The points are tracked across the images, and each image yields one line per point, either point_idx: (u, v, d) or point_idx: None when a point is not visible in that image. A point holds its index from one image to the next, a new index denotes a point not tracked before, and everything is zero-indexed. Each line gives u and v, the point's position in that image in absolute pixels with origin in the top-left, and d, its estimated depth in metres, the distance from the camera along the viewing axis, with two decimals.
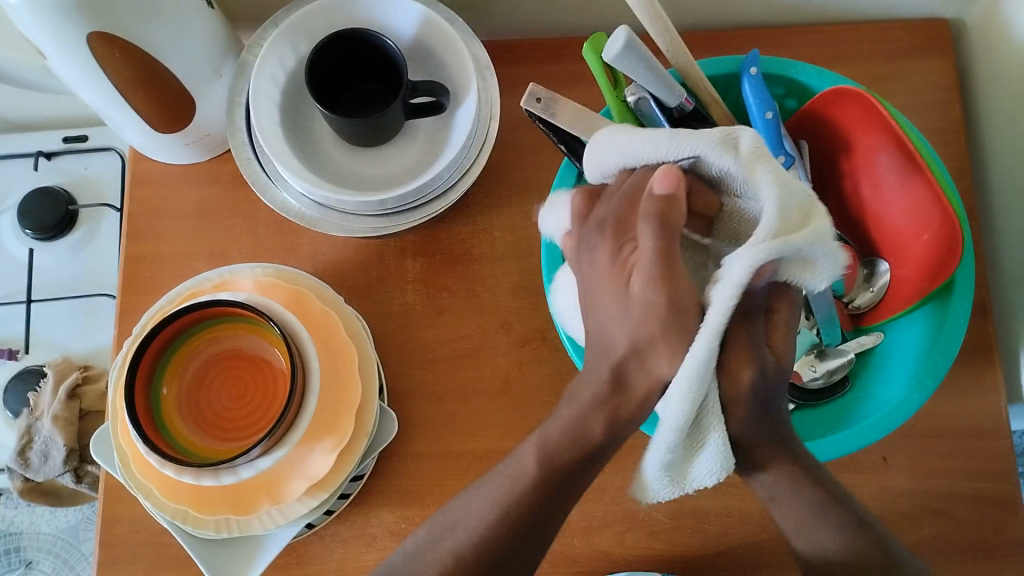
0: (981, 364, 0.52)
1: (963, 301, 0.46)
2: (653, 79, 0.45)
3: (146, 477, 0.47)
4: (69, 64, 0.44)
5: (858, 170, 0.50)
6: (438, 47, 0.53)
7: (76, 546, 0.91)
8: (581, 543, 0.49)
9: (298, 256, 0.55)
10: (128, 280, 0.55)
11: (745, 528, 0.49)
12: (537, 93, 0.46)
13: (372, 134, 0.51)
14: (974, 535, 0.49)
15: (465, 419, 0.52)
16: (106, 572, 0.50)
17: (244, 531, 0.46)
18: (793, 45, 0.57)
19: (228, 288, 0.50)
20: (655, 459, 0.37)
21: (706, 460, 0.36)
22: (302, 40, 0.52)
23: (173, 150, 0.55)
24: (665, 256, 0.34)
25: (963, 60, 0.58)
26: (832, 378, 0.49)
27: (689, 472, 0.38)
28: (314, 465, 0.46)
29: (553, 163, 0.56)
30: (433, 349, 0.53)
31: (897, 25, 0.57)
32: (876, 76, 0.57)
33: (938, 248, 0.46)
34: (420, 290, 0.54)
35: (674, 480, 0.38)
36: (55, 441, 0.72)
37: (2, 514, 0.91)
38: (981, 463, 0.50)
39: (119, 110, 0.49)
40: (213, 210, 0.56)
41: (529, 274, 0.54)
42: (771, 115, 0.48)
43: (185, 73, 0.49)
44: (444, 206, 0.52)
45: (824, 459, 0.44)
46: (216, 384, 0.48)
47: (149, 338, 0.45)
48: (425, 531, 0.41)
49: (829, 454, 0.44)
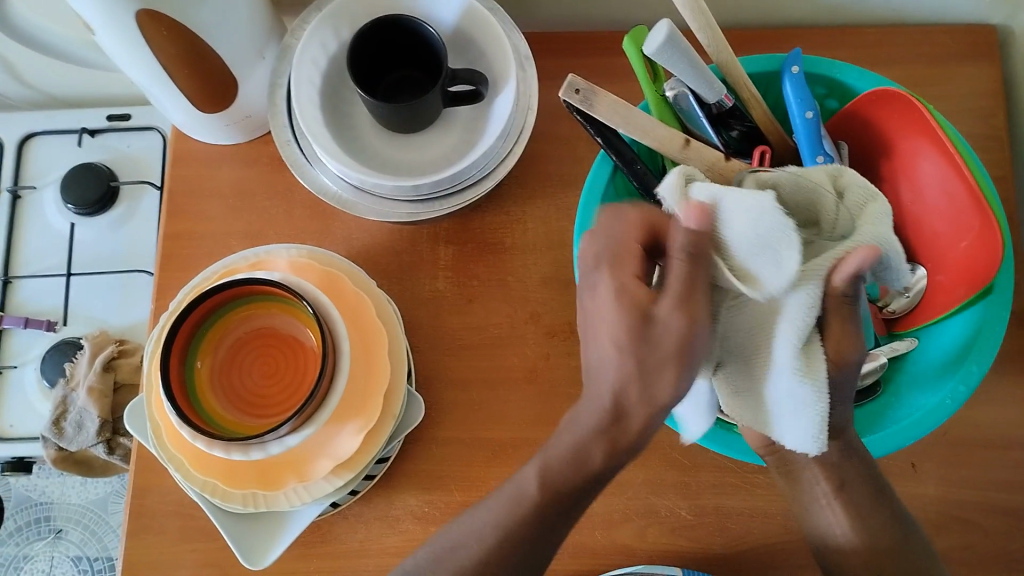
0: (1013, 375, 0.52)
1: (999, 307, 0.45)
2: (693, 75, 0.45)
3: (178, 450, 0.47)
4: (118, 42, 0.45)
5: (897, 175, 0.50)
6: (478, 35, 0.54)
7: (104, 518, 0.93)
8: (601, 535, 0.49)
9: (332, 240, 0.56)
10: (166, 257, 0.56)
11: (764, 529, 0.49)
12: (576, 84, 0.45)
13: (408, 120, 0.52)
14: (998, 546, 0.49)
15: (491, 408, 0.52)
16: (135, 541, 0.51)
17: (270, 506, 0.47)
18: (836, 45, 0.57)
19: (263, 267, 0.51)
20: (782, 396, 0.37)
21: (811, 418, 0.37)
22: (345, 25, 0.53)
23: (214, 130, 0.55)
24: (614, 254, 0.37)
25: (1010, 68, 0.58)
26: (861, 382, 0.47)
27: (789, 425, 0.38)
28: (341, 445, 0.46)
29: (588, 156, 0.56)
30: (462, 337, 0.53)
31: (941, 29, 0.57)
32: (918, 79, 0.56)
33: (977, 253, 0.45)
34: (451, 278, 0.54)
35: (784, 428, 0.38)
36: (89, 413, 0.73)
37: (34, 483, 0.93)
38: (1009, 474, 0.50)
39: (163, 88, 0.50)
40: (251, 190, 0.57)
41: (560, 266, 0.54)
42: (811, 114, 0.47)
43: (229, 53, 0.50)
44: (478, 193, 0.52)
45: (876, 456, 0.45)
46: (248, 362, 0.48)
47: (187, 312, 0.46)
48: (429, 549, 0.42)
49: (880, 451, 0.45)
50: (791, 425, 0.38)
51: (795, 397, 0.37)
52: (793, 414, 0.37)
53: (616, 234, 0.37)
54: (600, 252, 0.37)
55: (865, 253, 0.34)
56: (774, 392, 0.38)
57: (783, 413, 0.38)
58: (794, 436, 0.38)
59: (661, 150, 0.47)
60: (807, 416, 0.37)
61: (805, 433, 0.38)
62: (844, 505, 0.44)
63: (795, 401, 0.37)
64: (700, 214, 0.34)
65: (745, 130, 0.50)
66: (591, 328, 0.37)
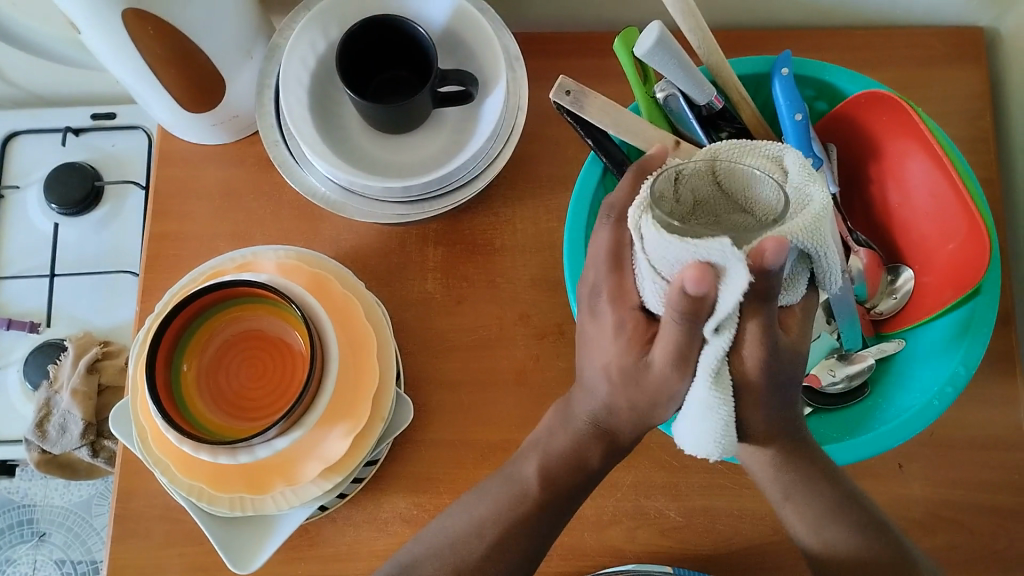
0: (1000, 376, 0.52)
1: (987, 309, 0.45)
2: (684, 77, 0.45)
3: (164, 453, 0.47)
4: (104, 42, 0.44)
5: (886, 176, 0.50)
6: (469, 36, 0.54)
7: (88, 520, 0.92)
8: (591, 538, 0.49)
9: (319, 241, 0.55)
10: (152, 257, 0.56)
11: (754, 530, 0.49)
12: (566, 85, 0.45)
13: (397, 121, 0.51)
14: (986, 546, 0.49)
15: (479, 410, 0.52)
16: (120, 545, 0.51)
17: (258, 510, 0.46)
18: (826, 46, 0.57)
19: (251, 269, 0.50)
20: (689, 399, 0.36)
21: (708, 430, 0.36)
22: (333, 24, 0.52)
23: (199, 130, 0.55)
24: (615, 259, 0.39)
25: (997, 70, 0.58)
26: (850, 383, 0.49)
27: (693, 429, 0.37)
28: (329, 448, 0.46)
29: (577, 157, 0.56)
30: (451, 338, 0.53)
31: (929, 31, 0.57)
32: (907, 81, 0.56)
33: (964, 256, 0.46)
34: (440, 280, 0.54)
35: (688, 429, 0.37)
36: (73, 416, 0.73)
37: (17, 485, 0.92)
38: (997, 475, 0.50)
39: (148, 87, 0.49)
40: (238, 190, 0.57)
41: (549, 267, 0.54)
42: (801, 117, 0.47)
43: (215, 51, 0.49)
44: (467, 195, 0.52)
45: (840, 464, 0.43)
46: (235, 363, 0.48)
47: (174, 314, 0.45)
48: (426, 545, 0.43)
49: (844, 458, 0.43)
50: (691, 426, 0.37)
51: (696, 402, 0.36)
52: (697, 419, 0.36)
53: (623, 260, 0.39)
54: (603, 277, 0.40)
55: (775, 244, 0.30)
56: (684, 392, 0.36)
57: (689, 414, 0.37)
58: (695, 439, 0.37)
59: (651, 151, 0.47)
60: (711, 422, 0.36)
61: (709, 442, 0.37)
62: (798, 512, 0.42)
63: (701, 408, 0.35)
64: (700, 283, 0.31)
65: (735, 131, 0.49)
66: (591, 339, 0.41)
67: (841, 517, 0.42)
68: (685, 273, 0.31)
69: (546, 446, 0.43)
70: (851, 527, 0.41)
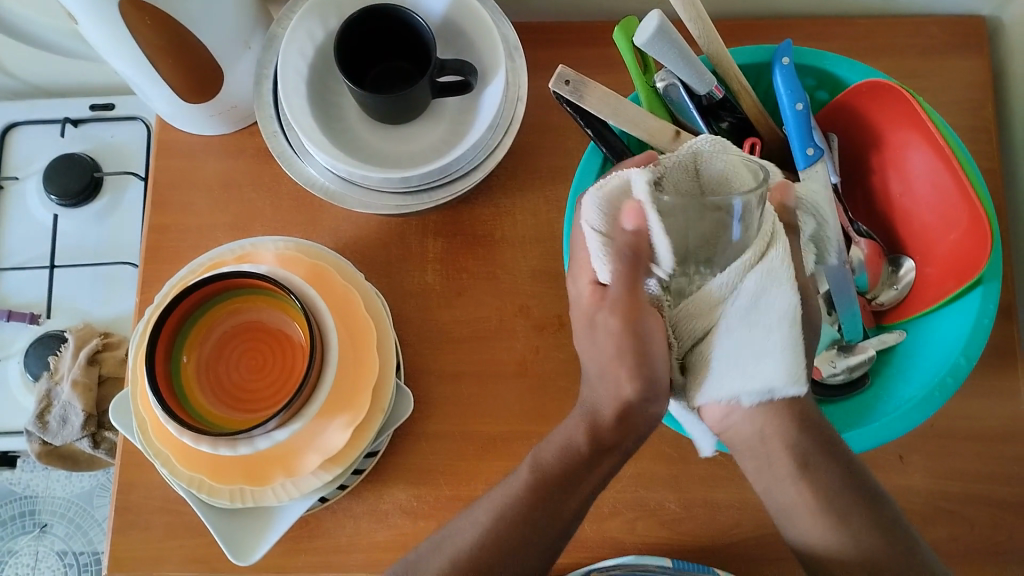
0: (1001, 367, 0.52)
1: (988, 301, 0.44)
2: (684, 67, 0.44)
3: (164, 445, 0.47)
4: (102, 34, 0.44)
5: (888, 167, 0.50)
6: (468, 25, 0.53)
7: (90, 511, 0.92)
8: (591, 529, 0.49)
9: (319, 233, 0.55)
10: (151, 249, 0.56)
11: (754, 521, 0.49)
12: (566, 75, 0.45)
13: (397, 112, 0.51)
14: (986, 538, 0.49)
15: (480, 401, 0.52)
16: (121, 537, 0.51)
17: (259, 501, 0.46)
18: (828, 36, 0.57)
19: (250, 260, 0.50)
20: (766, 343, 0.37)
21: (780, 369, 0.38)
22: (331, 15, 0.52)
23: (198, 121, 0.55)
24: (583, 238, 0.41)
25: (999, 59, 0.58)
26: (851, 374, 0.48)
27: (767, 379, 0.38)
28: (330, 440, 0.46)
29: (577, 147, 0.56)
30: (450, 330, 0.53)
31: (930, 20, 0.57)
32: (908, 70, 0.56)
33: (966, 246, 0.46)
34: (440, 271, 0.54)
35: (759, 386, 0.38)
36: (73, 407, 0.73)
37: (18, 477, 0.92)
38: (998, 466, 0.50)
39: (147, 78, 0.49)
40: (238, 181, 0.56)
41: (549, 258, 0.54)
42: (801, 106, 0.46)
43: (213, 42, 0.49)
44: (466, 186, 0.52)
45: (859, 450, 0.43)
46: (235, 356, 0.48)
47: (172, 307, 0.45)
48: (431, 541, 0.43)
49: (863, 444, 0.43)
50: (765, 374, 0.38)
51: (773, 337, 0.37)
52: (771, 365, 0.38)
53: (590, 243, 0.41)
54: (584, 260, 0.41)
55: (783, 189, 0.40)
56: (755, 340, 0.38)
57: (757, 366, 0.38)
58: (765, 371, 0.38)
59: (650, 142, 0.46)
60: (788, 356, 0.38)
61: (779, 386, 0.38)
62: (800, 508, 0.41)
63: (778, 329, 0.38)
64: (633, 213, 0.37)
65: (736, 121, 0.49)
66: (580, 326, 0.42)
67: None
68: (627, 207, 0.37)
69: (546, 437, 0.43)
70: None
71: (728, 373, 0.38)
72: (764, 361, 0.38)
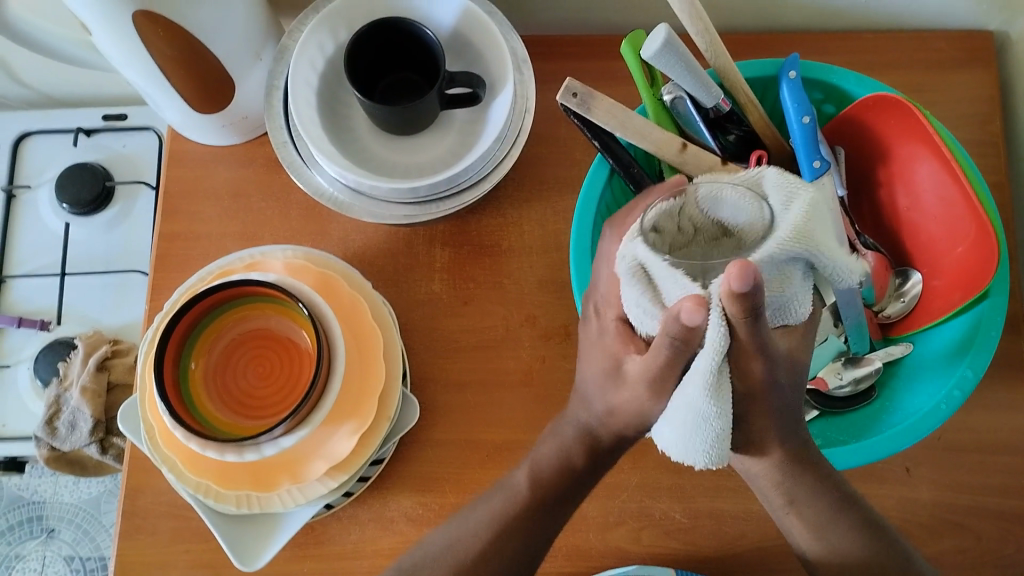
0: (1008, 381, 0.52)
1: (995, 314, 0.44)
2: (691, 80, 0.45)
3: (172, 451, 0.47)
4: (116, 45, 0.45)
5: (894, 180, 0.50)
6: (477, 38, 0.54)
7: (97, 518, 0.92)
8: (596, 539, 0.49)
9: (328, 241, 0.56)
10: (161, 257, 0.56)
11: (759, 532, 0.49)
12: (573, 87, 0.44)
13: (405, 123, 0.52)
14: (993, 551, 0.49)
15: (485, 410, 0.52)
16: (127, 542, 0.51)
17: (264, 507, 0.46)
18: (835, 50, 0.57)
19: (258, 269, 0.50)
20: (692, 420, 0.34)
21: (705, 441, 0.35)
22: (341, 26, 0.53)
23: (209, 131, 0.55)
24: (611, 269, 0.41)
25: (1006, 73, 0.58)
26: (857, 386, 0.49)
27: (695, 448, 0.36)
28: (336, 447, 0.46)
29: (584, 159, 0.56)
30: (458, 339, 0.53)
31: (938, 36, 0.57)
32: (915, 85, 0.56)
33: (973, 260, 0.46)
34: (447, 280, 0.54)
35: (692, 453, 0.36)
36: (82, 413, 0.73)
37: (26, 482, 0.93)
38: (1005, 480, 0.50)
39: (160, 88, 0.50)
40: (248, 191, 0.57)
41: (556, 268, 0.54)
42: (808, 119, 0.46)
43: (225, 53, 0.49)
44: (475, 196, 0.52)
45: (842, 468, 0.43)
46: (242, 363, 0.48)
47: (181, 313, 0.45)
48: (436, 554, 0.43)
49: (846, 463, 0.43)
50: (692, 444, 0.35)
51: (699, 418, 0.34)
52: (694, 433, 0.35)
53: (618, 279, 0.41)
54: (602, 290, 0.41)
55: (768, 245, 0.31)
56: (685, 416, 0.34)
57: (689, 437, 0.35)
58: (691, 443, 0.36)
59: (658, 153, 0.47)
60: (707, 433, 0.35)
61: (707, 456, 0.36)
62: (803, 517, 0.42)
63: (696, 414, 0.34)
64: (695, 313, 0.30)
65: (742, 134, 0.50)
66: (586, 354, 0.42)
67: (847, 518, 0.42)
68: (681, 304, 0.31)
69: (548, 445, 0.44)
70: (857, 531, 0.42)
71: (669, 430, 0.36)
72: (695, 435, 0.35)
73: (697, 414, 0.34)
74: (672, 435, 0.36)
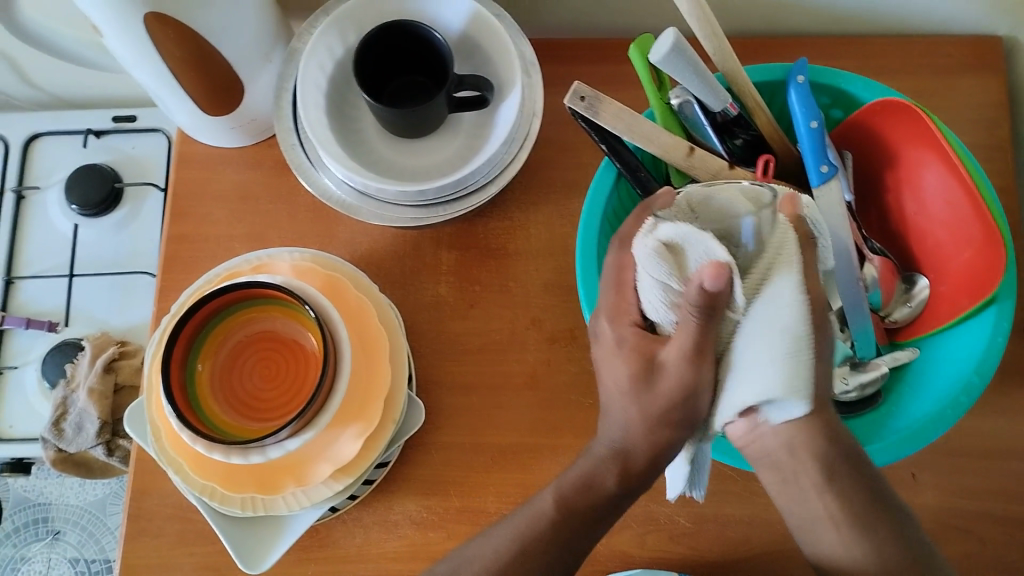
0: (1016, 388, 0.52)
1: (1002, 319, 0.44)
2: (699, 83, 0.45)
3: (178, 453, 0.47)
4: (126, 47, 0.45)
5: (902, 185, 0.50)
6: (485, 42, 0.54)
7: (102, 520, 0.92)
8: (601, 543, 0.49)
9: (335, 244, 0.56)
10: (169, 258, 0.56)
11: (765, 538, 0.49)
12: (581, 91, 0.45)
13: (413, 126, 0.52)
14: (1000, 559, 0.49)
15: (491, 414, 0.52)
16: (132, 542, 0.51)
17: (269, 509, 0.46)
18: (843, 55, 0.57)
19: (265, 270, 0.50)
20: (779, 348, 0.37)
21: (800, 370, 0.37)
22: (350, 29, 0.53)
23: (218, 133, 0.56)
24: (616, 276, 0.42)
25: (1015, 79, 0.58)
26: (863, 391, 0.47)
27: (789, 386, 0.37)
28: (341, 450, 0.46)
29: (591, 163, 0.56)
30: (464, 342, 0.53)
31: (946, 41, 0.57)
32: (924, 90, 0.56)
33: (980, 266, 0.46)
34: (453, 283, 0.54)
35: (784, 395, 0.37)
36: (88, 415, 0.74)
37: (32, 484, 0.93)
38: (1012, 487, 0.50)
39: (170, 90, 0.50)
40: (255, 192, 0.57)
41: (563, 272, 0.54)
42: (816, 124, 0.46)
43: (234, 55, 0.50)
44: (481, 199, 0.52)
45: (883, 464, 0.43)
46: (249, 364, 0.48)
47: (187, 316, 0.46)
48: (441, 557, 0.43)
49: (886, 458, 0.43)
50: (785, 377, 0.37)
51: (791, 344, 0.37)
52: (784, 361, 0.37)
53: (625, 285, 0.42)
54: (608, 298, 0.42)
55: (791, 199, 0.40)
56: (775, 346, 0.37)
57: (766, 376, 0.37)
58: (774, 378, 0.37)
59: (665, 157, 0.47)
60: (800, 354, 0.37)
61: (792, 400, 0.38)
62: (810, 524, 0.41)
63: (790, 337, 0.37)
64: (717, 277, 0.33)
65: (750, 138, 0.50)
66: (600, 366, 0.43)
67: None
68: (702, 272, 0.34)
69: None
70: None
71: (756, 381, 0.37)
72: (787, 369, 0.37)
73: (785, 341, 0.37)
74: (763, 383, 0.37)
